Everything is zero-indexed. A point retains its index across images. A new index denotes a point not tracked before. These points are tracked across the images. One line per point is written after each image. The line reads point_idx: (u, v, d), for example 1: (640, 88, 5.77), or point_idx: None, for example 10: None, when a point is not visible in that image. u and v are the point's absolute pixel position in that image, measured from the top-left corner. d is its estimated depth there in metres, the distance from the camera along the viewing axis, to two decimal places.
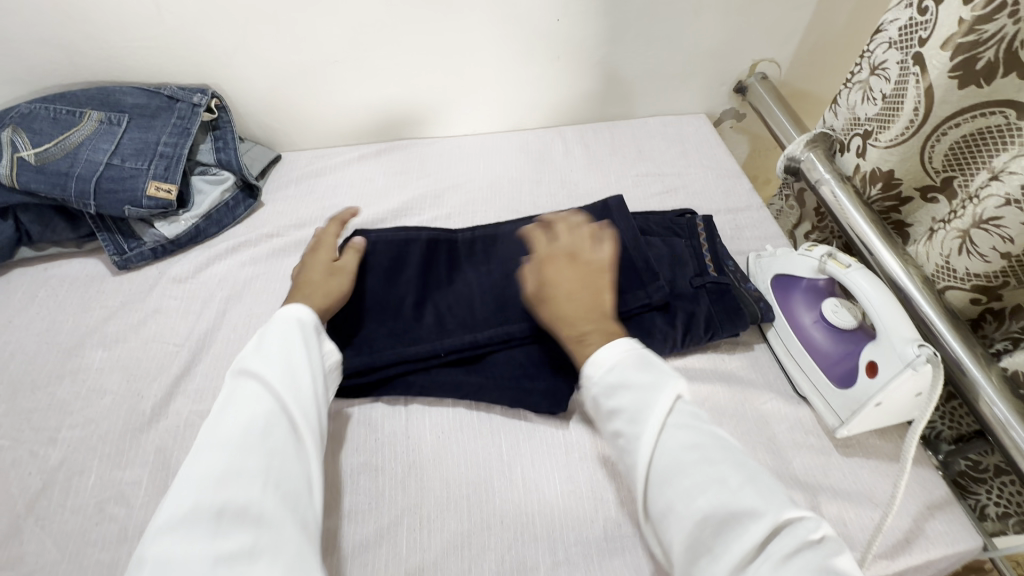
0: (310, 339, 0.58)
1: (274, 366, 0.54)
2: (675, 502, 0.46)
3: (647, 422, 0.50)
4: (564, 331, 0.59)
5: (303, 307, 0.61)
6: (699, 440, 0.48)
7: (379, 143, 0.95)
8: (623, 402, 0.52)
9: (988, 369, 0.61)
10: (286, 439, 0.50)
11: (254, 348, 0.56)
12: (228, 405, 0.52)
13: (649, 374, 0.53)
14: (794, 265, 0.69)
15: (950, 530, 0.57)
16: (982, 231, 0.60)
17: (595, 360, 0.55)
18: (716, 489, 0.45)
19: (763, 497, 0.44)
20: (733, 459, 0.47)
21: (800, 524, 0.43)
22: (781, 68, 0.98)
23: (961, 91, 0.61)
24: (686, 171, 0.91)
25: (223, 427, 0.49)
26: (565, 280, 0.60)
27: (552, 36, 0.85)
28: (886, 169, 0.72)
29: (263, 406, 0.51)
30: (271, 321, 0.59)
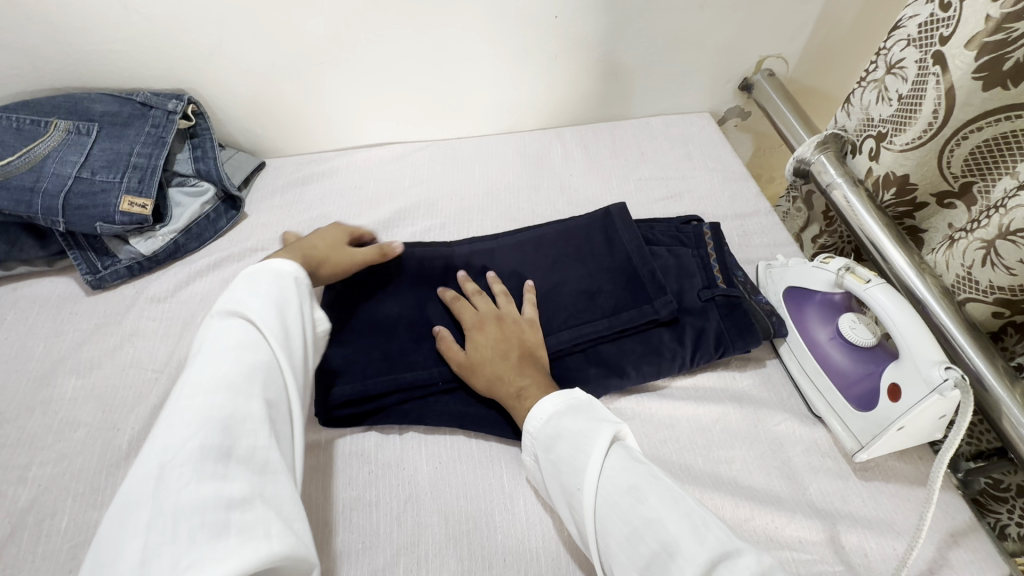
0: (303, 295, 0.58)
1: (270, 314, 0.53)
2: (616, 553, 0.45)
3: (586, 470, 0.48)
4: (503, 391, 0.58)
5: (294, 259, 0.60)
6: (637, 482, 0.47)
7: (368, 148, 0.90)
8: (563, 453, 0.50)
9: (1012, 388, 0.56)
10: (282, 390, 0.50)
11: (246, 294, 0.55)
12: (220, 349, 0.50)
13: (583, 420, 0.52)
14: (808, 277, 0.66)
15: (974, 558, 0.55)
16: (1008, 242, 0.56)
17: (534, 414, 0.54)
18: (653, 533, 0.44)
19: (696, 538, 0.43)
20: (667, 495, 0.46)
21: (739, 561, 0.41)
22: (789, 64, 0.94)
23: (986, 93, 0.57)
24: (690, 174, 0.87)
25: (216, 368, 0.47)
26: (495, 343, 0.60)
27: (548, 35, 0.81)
28: (900, 174, 0.67)
29: (260, 354, 0.50)
30: (262, 269, 0.58)
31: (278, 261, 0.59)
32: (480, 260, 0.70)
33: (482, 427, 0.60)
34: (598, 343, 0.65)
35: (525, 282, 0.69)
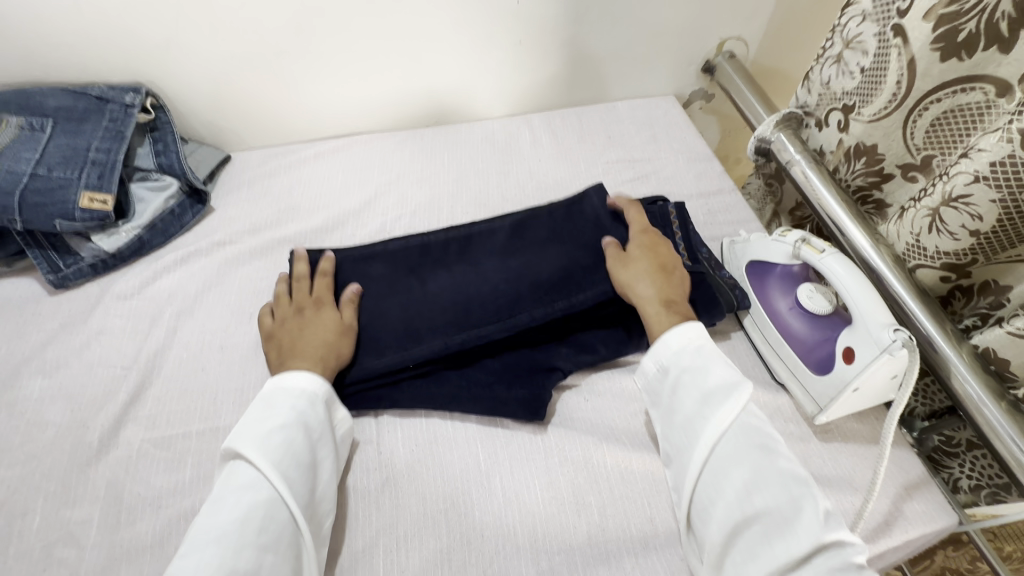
0: (315, 414, 0.55)
1: (274, 445, 0.51)
2: (725, 494, 0.51)
3: (717, 411, 0.54)
4: (650, 295, 0.63)
5: (310, 372, 0.58)
6: (760, 440, 0.53)
7: (337, 138, 0.90)
8: (693, 388, 0.57)
9: (959, 347, 0.60)
10: (285, 529, 0.48)
11: (255, 421, 0.53)
12: (227, 489, 0.49)
13: (723, 368, 0.58)
14: (768, 251, 0.68)
15: (927, 509, 0.58)
16: (951, 209, 0.58)
17: (676, 342, 0.60)
18: (772, 491, 0.49)
19: (819, 515, 0.47)
20: (790, 464, 0.51)
21: (850, 547, 0.45)
22: (748, 46, 0.96)
23: (944, 64, 0.59)
24: (656, 155, 0.89)
25: (215, 515, 0.47)
26: (652, 258, 0.66)
27: (511, 20, 0.81)
28: (870, 144, 0.69)
29: (260, 491, 0.49)
30: (277, 391, 0.56)
31: (292, 377, 0.57)
32: (461, 248, 0.72)
33: (457, 408, 0.61)
34: (571, 326, 0.67)
35: (498, 267, 0.69)
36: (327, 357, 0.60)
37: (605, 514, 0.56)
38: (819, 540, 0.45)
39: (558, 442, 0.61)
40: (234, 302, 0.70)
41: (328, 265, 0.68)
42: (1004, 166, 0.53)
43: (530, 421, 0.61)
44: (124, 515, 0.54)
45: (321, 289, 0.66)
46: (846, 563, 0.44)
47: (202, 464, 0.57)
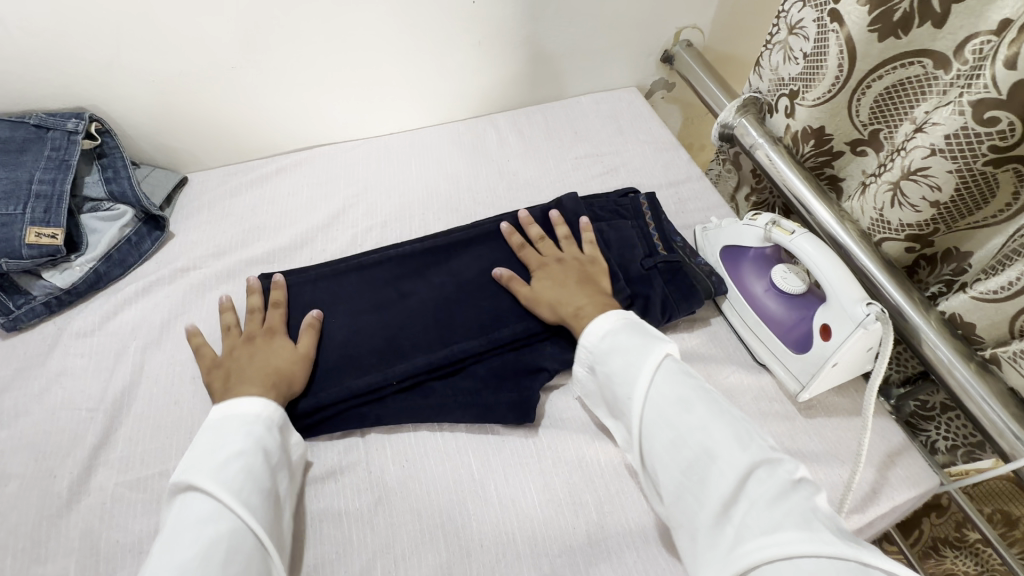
0: (272, 438, 0.54)
1: (230, 475, 0.48)
2: (661, 453, 0.51)
3: (635, 383, 0.54)
4: (564, 312, 0.63)
5: (263, 398, 0.55)
6: (684, 394, 0.52)
7: (298, 152, 0.87)
8: (614, 368, 0.56)
9: (927, 314, 0.61)
10: (253, 558, 0.45)
11: (206, 451, 0.50)
12: (181, 525, 0.45)
13: (637, 337, 0.57)
14: (739, 235, 0.69)
15: (910, 474, 0.60)
16: (911, 182, 0.60)
17: (590, 330, 0.60)
18: (697, 440, 0.49)
19: (741, 446, 0.48)
20: (715, 407, 0.51)
21: (782, 466, 0.46)
22: (704, 34, 0.97)
23: (882, 44, 0.61)
24: (623, 148, 0.89)
25: (171, 554, 0.43)
26: (550, 278, 0.66)
27: (467, 19, 0.80)
28: (816, 126, 0.72)
29: (221, 522, 0.46)
30: (227, 419, 0.53)
31: (246, 401, 0.55)
32: (436, 257, 0.72)
33: (445, 418, 0.60)
34: (557, 331, 0.67)
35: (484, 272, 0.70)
36: (278, 383, 0.57)
37: (602, 512, 0.56)
38: (749, 468, 0.46)
39: (550, 443, 0.60)
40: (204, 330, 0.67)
41: (279, 294, 0.66)
42: (957, 139, 0.54)
43: (520, 425, 0.61)
44: (103, 565, 0.52)
45: (275, 320, 0.64)
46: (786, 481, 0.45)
47: None
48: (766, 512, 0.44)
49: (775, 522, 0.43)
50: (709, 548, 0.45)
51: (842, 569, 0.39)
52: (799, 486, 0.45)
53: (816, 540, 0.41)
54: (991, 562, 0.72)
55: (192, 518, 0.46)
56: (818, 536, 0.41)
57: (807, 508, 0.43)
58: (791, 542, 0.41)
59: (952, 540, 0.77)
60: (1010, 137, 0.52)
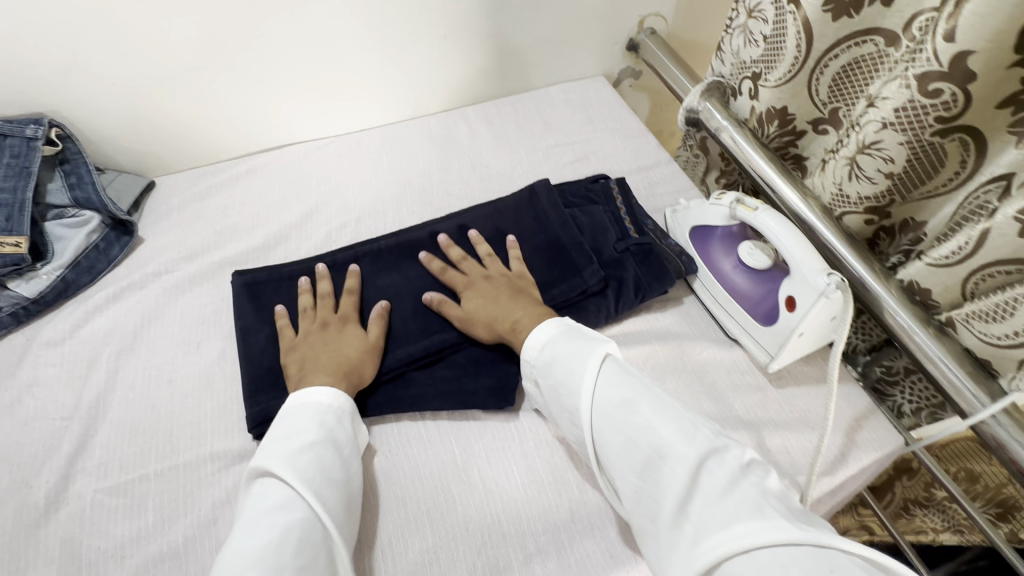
0: (342, 429, 0.55)
1: (304, 464, 0.50)
2: (616, 460, 0.50)
3: (580, 389, 0.53)
4: (501, 328, 0.62)
5: (333, 389, 0.56)
6: (626, 394, 0.52)
7: (268, 152, 0.86)
8: (557, 378, 0.55)
9: (887, 282, 0.64)
10: (321, 549, 0.45)
11: (283, 439, 0.52)
12: (255, 512, 0.46)
13: (575, 343, 0.57)
14: (707, 215, 0.70)
15: (876, 436, 0.63)
16: (866, 155, 0.62)
17: (529, 344, 0.59)
18: (646, 440, 0.48)
19: (685, 439, 0.47)
20: (657, 404, 0.50)
21: (729, 452, 0.46)
22: (667, 22, 0.99)
23: (836, 23, 0.64)
24: (593, 136, 0.91)
25: (248, 540, 0.44)
26: (478, 295, 0.65)
27: (431, 13, 0.80)
28: (780, 107, 0.74)
29: (293, 511, 0.46)
30: (301, 407, 0.55)
31: (317, 391, 0.56)
32: (414, 249, 0.72)
33: (426, 407, 0.61)
34: None
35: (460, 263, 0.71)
36: (348, 372, 0.59)
37: (584, 489, 0.57)
38: (699, 455, 0.45)
39: (530, 425, 0.61)
40: (179, 333, 0.66)
41: (353, 280, 0.68)
42: (906, 111, 0.57)
43: (501, 409, 0.62)
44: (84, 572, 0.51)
45: (346, 307, 0.65)
46: (734, 466, 0.45)
47: (164, 505, 0.55)
48: (721, 503, 0.43)
49: (729, 515, 0.42)
50: (672, 551, 0.43)
51: (805, 552, 0.39)
52: (749, 474, 0.45)
53: (771, 527, 0.40)
54: (956, 516, 0.76)
55: (266, 506, 0.46)
56: (774, 523, 0.40)
57: (758, 495, 0.43)
58: (749, 533, 0.40)
59: (920, 499, 0.80)
60: (953, 108, 0.54)
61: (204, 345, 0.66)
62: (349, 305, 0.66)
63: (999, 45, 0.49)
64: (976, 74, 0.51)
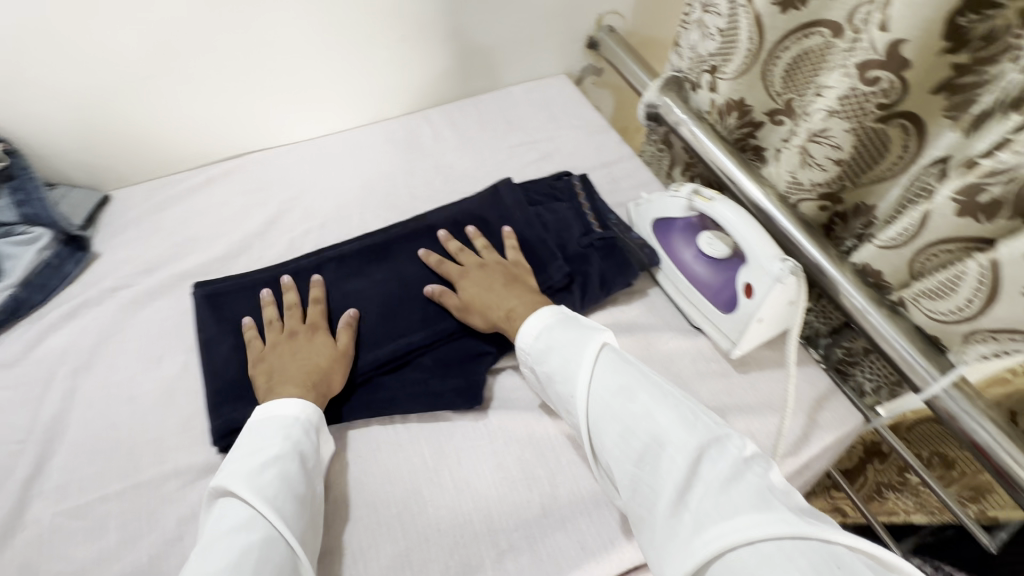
0: (309, 442, 0.54)
1: (268, 480, 0.49)
2: (612, 447, 0.50)
3: (577, 377, 0.54)
4: (496, 317, 0.63)
5: (300, 401, 0.56)
6: (624, 382, 0.52)
7: (228, 161, 0.85)
8: (553, 366, 0.56)
9: (841, 266, 0.66)
10: (283, 568, 0.45)
11: (247, 455, 0.51)
12: (216, 532, 0.46)
13: (572, 331, 0.58)
14: (666, 207, 0.71)
15: (837, 415, 0.65)
16: (815, 144, 0.64)
17: (526, 330, 0.60)
18: (644, 429, 0.49)
19: (685, 427, 0.48)
20: (657, 393, 0.51)
21: (731, 442, 0.47)
22: (625, 19, 1.01)
23: (784, 16, 0.66)
24: (556, 134, 0.91)
25: (205, 562, 0.43)
26: (474, 284, 0.66)
27: (387, 16, 0.80)
28: (738, 99, 0.76)
29: (255, 530, 0.46)
30: (267, 421, 0.54)
31: (283, 404, 0.55)
32: (380, 253, 0.72)
33: (395, 410, 0.61)
34: None
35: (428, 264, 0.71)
36: (318, 382, 0.58)
37: (555, 484, 0.58)
38: (699, 444, 0.46)
39: (500, 423, 0.62)
40: (139, 348, 0.65)
41: (318, 291, 0.67)
42: (848, 100, 0.58)
43: (470, 409, 0.62)
44: None
45: (313, 317, 0.64)
46: (736, 459, 0.46)
47: (126, 524, 0.54)
48: (722, 494, 0.44)
49: (732, 506, 0.43)
50: (669, 540, 0.44)
51: (804, 547, 0.40)
52: (751, 464, 0.46)
53: (776, 518, 0.41)
54: (929, 501, 0.76)
55: (226, 525, 0.46)
56: (777, 516, 0.41)
57: (761, 488, 0.44)
58: (752, 525, 0.41)
59: (893, 483, 0.80)
60: (891, 95, 0.56)
61: (166, 359, 0.64)
62: (316, 314, 0.65)
63: (928, 33, 0.51)
64: (910, 62, 0.53)
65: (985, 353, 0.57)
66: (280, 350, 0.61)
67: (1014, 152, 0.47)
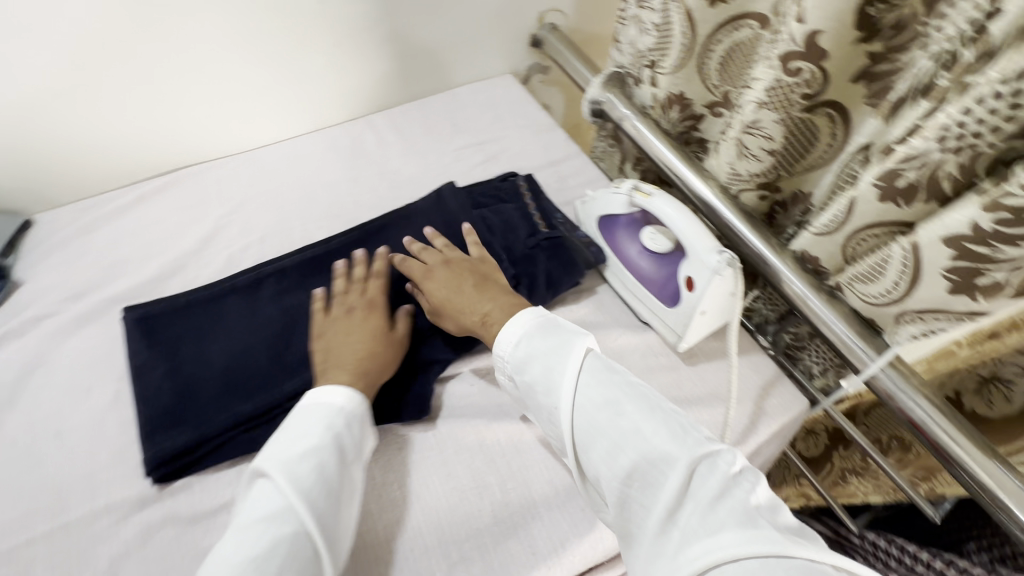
0: (350, 434, 0.53)
1: (304, 471, 0.48)
2: (600, 464, 0.48)
3: (560, 388, 0.51)
4: (470, 321, 0.61)
5: (347, 389, 0.55)
6: (610, 395, 0.50)
7: (161, 176, 0.81)
8: (534, 377, 0.53)
9: (782, 254, 0.67)
10: (308, 567, 0.43)
11: (290, 442, 0.50)
12: (249, 520, 0.45)
13: (551, 339, 0.54)
14: (609, 204, 0.71)
15: (784, 400, 0.66)
16: (750, 135, 0.64)
17: (504, 340, 0.56)
18: (632, 445, 0.46)
19: (675, 442, 0.45)
20: (644, 405, 0.49)
21: (720, 457, 0.45)
22: (567, 16, 1.00)
23: (714, 9, 0.66)
24: (502, 134, 0.91)
25: (232, 553, 0.43)
26: (443, 287, 0.64)
27: (317, 21, 0.78)
28: (678, 93, 0.76)
29: (284, 524, 0.44)
30: (313, 408, 0.53)
31: (332, 390, 0.55)
32: (323, 265, 0.70)
33: None
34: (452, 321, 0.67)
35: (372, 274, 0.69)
36: (368, 369, 0.58)
37: (506, 491, 0.57)
38: (691, 461, 0.44)
39: (450, 433, 0.61)
40: (66, 379, 0.62)
41: (380, 265, 0.67)
42: (776, 92, 0.59)
43: (418, 420, 0.61)
44: None
45: (374, 296, 0.64)
46: (724, 476, 0.44)
47: (54, 567, 0.51)
48: (709, 514, 0.42)
49: (719, 522, 0.41)
50: (656, 558, 0.42)
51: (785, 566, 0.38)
52: (738, 480, 0.44)
53: (763, 537, 0.39)
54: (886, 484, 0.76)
55: (257, 515, 0.45)
56: (764, 533, 0.39)
57: (748, 504, 0.42)
58: (734, 543, 0.39)
59: (857, 468, 0.79)
60: (815, 85, 0.56)
61: (95, 389, 0.61)
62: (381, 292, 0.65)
63: (842, 23, 0.51)
64: (827, 51, 0.53)
65: (914, 333, 0.58)
66: (338, 328, 0.61)
67: (924, 138, 0.46)
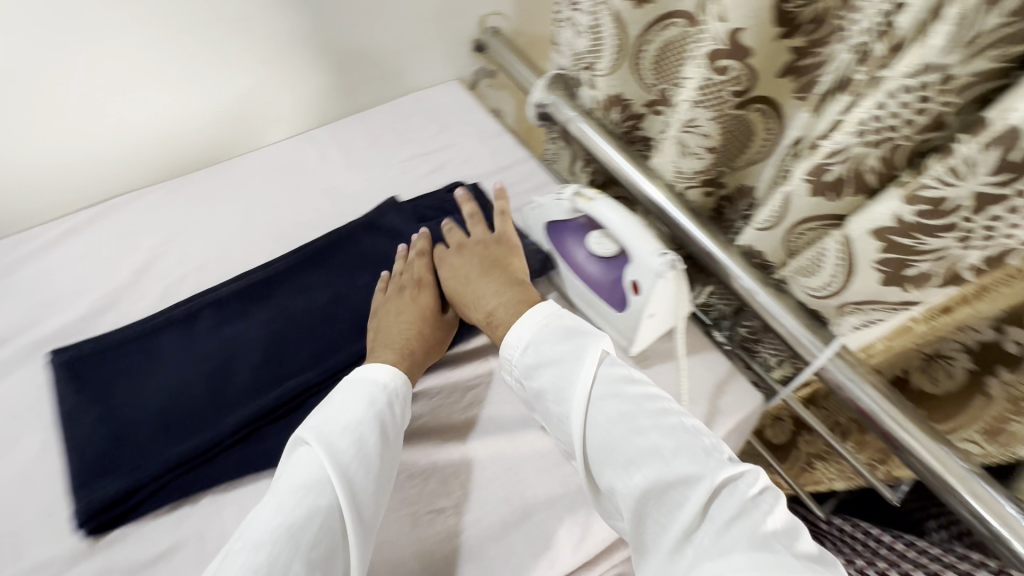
0: (390, 413, 0.54)
1: (345, 445, 0.49)
2: (614, 477, 0.48)
3: (572, 395, 0.51)
4: (477, 316, 0.62)
5: (393, 368, 0.56)
6: (627, 409, 0.49)
7: (89, 208, 0.76)
8: (543, 383, 0.53)
9: (729, 250, 0.66)
10: (336, 542, 0.46)
11: (335, 412, 0.52)
12: (292, 481, 0.48)
13: (563, 347, 0.53)
14: (553, 212, 0.70)
15: (737, 397, 0.66)
16: (687, 133, 0.64)
17: (511, 342, 0.55)
18: (649, 464, 0.46)
19: (695, 462, 0.46)
20: (664, 424, 0.48)
21: (741, 482, 0.46)
22: (509, 19, 0.99)
23: (641, 10, 0.65)
24: (449, 143, 0.89)
25: (269, 518, 0.45)
26: (453, 280, 0.64)
27: (244, 38, 0.75)
28: (616, 94, 0.76)
29: (322, 496, 0.47)
30: (357, 382, 0.55)
31: (376, 369, 0.56)
32: (262, 292, 0.67)
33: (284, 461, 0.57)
34: None
35: (314, 298, 0.67)
36: (410, 352, 0.60)
37: (459, 515, 0.57)
38: (711, 484, 0.44)
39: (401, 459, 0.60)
40: None
41: (425, 246, 0.68)
42: (707, 90, 0.58)
43: None
44: None
45: (424, 275, 0.66)
46: (741, 502, 0.44)
47: None
48: (721, 539, 0.43)
49: (732, 544, 0.42)
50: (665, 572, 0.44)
51: None
52: (756, 504, 0.45)
53: (773, 564, 0.40)
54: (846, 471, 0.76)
55: (299, 482, 0.47)
56: (776, 559, 0.41)
57: (761, 530, 0.43)
58: (743, 567, 0.40)
59: (821, 453, 0.79)
60: (743, 83, 0.56)
61: (21, 440, 0.58)
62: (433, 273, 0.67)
63: (761, 20, 0.51)
64: (751, 49, 0.53)
65: (856, 325, 0.58)
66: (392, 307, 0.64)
67: (845, 133, 0.46)
